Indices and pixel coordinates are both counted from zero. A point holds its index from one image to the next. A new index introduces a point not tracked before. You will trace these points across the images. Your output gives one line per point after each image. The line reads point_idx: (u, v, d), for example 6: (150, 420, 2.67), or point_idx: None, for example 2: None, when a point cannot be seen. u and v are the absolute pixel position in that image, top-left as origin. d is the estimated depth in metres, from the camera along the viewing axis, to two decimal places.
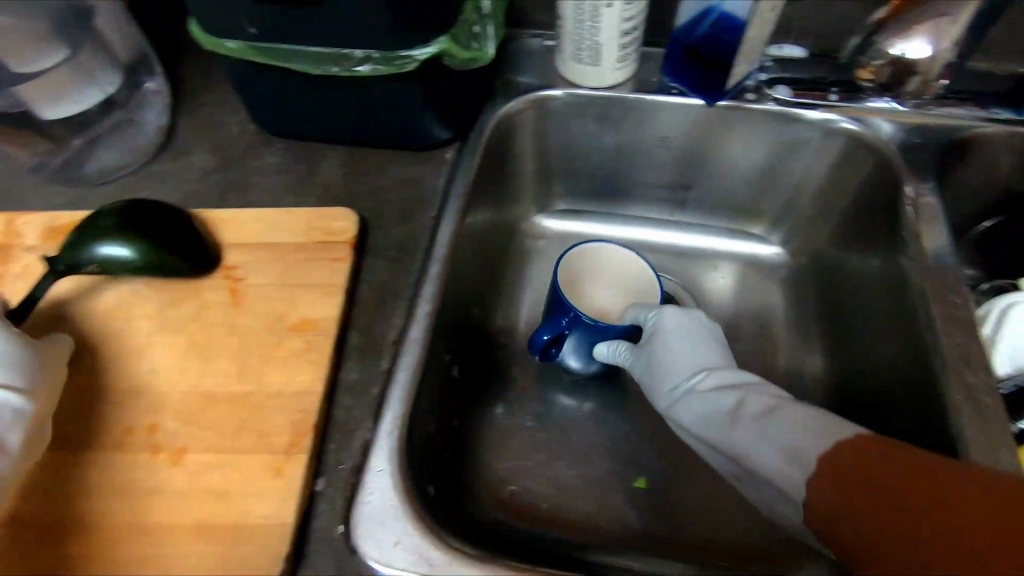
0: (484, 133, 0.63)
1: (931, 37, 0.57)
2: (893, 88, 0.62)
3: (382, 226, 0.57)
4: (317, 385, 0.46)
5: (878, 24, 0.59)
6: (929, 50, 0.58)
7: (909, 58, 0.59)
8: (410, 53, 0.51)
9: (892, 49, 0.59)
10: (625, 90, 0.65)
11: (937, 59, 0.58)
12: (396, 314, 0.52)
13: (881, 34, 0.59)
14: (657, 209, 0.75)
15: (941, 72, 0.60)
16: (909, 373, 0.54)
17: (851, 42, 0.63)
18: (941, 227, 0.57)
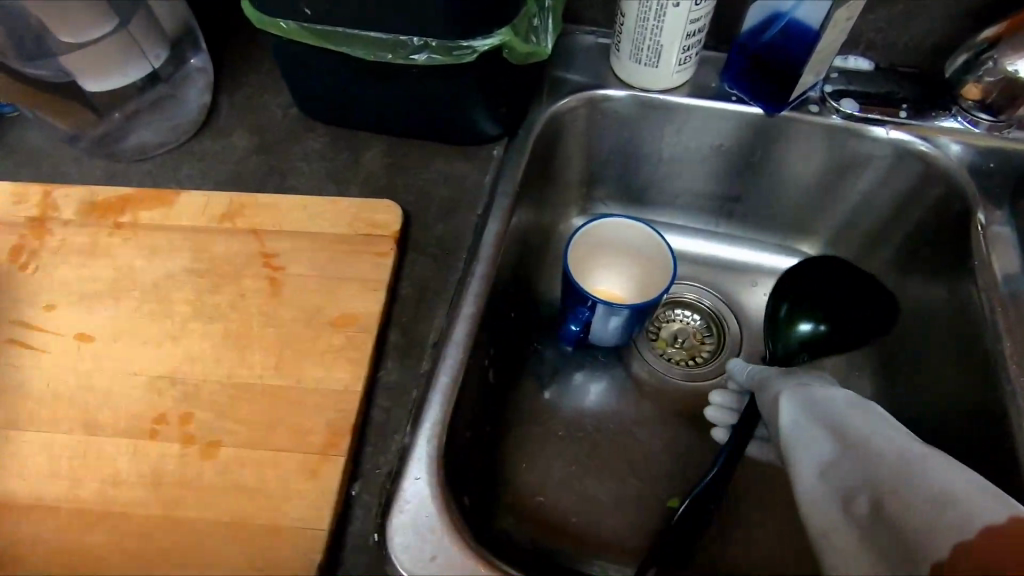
0: (533, 130, 0.61)
1: None
2: (997, 107, 0.58)
3: (426, 222, 0.55)
4: (357, 385, 0.44)
5: (989, 41, 0.55)
6: None
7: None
8: (470, 44, 0.49)
9: (1008, 66, 0.55)
10: (681, 95, 0.63)
11: None
12: (439, 313, 0.50)
13: (994, 52, 0.55)
14: (702, 219, 0.73)
15: None
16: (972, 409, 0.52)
17: (956, 59, 0.58)
18: (1014, 255, 0.54)
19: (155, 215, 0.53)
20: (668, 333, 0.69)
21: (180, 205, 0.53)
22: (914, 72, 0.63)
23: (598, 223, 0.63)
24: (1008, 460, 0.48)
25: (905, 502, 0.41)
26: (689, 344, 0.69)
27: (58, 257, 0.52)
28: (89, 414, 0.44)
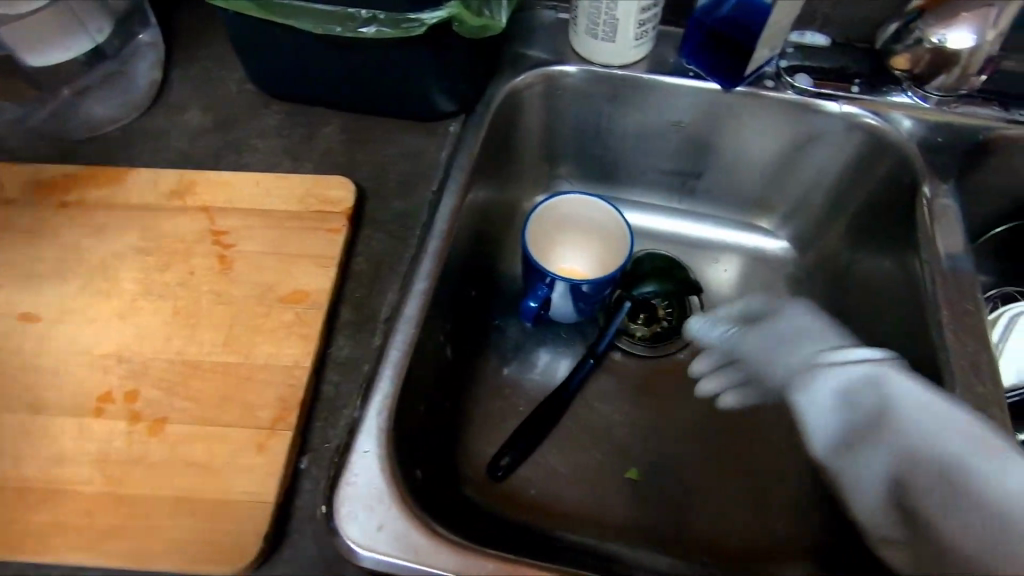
0: (491, 106, 0.60)
1: (975, 26, 0.54)
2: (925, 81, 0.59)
3: (381, 197, 0.55)
4: (306, 360, 0.44)
5: (919, 11, 0.57)
6: (972, 41, 0.54)
7: (949, 49, 0.56)
8: (419, 16, 0.48)
9: (932, 36, 0.56)
10: (641, 70, 0.63)
11: (979, 51, 0.55)
12: (392, 289, 0.50)
13: (921, 21, 0.56)
14: (663, 196, 0.74)
15: (982, 66, 0.57)
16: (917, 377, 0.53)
17: (887, 29, 0.60)
18: (958, 230, 0.54)
19: (104, 193, 0.52)
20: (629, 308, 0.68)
21: (129, 182, 0.53)
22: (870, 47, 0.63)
23: (579, 194, 0.64)
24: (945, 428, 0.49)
25: (933, 478, 0.48)
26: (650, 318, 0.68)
27: (3, 236, 0.51)
28: (36, 393, 0.44)
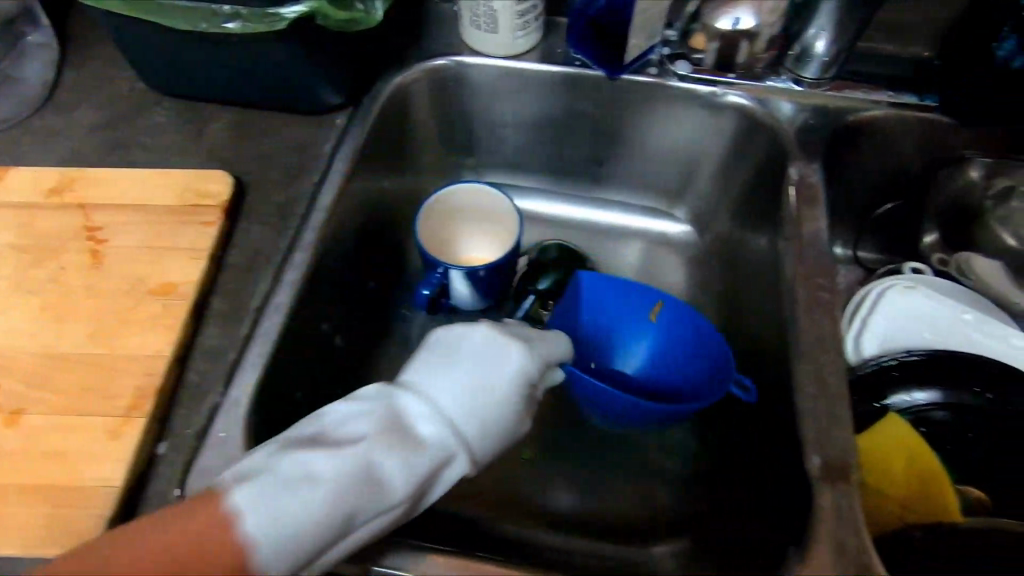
0: (378, 99, 0.62)
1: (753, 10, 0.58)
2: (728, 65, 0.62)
3: (261, 190, 0.56)
4: (167, 349, 0.45)
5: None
6: (753, 22, 0.59)
7: (739, 30, 0.59)
8: (280, 11, 0.49)
9: (721, 21, 0.59)
10: (528, 60, 0.64)
11: (763, 31, 0.59)
12: (263, 279, 0.51)
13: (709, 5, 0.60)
14: (569, 184, 0.74)
15: (768, 45, 0.61)
16: (776, 349, 0.53)
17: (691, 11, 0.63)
18: (820, 208, 0.55)
19: None
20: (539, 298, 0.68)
21: (8, 181, 0.54)
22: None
23: (472, 184, 0.65)
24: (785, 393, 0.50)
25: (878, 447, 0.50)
26: None
27: None
28: None
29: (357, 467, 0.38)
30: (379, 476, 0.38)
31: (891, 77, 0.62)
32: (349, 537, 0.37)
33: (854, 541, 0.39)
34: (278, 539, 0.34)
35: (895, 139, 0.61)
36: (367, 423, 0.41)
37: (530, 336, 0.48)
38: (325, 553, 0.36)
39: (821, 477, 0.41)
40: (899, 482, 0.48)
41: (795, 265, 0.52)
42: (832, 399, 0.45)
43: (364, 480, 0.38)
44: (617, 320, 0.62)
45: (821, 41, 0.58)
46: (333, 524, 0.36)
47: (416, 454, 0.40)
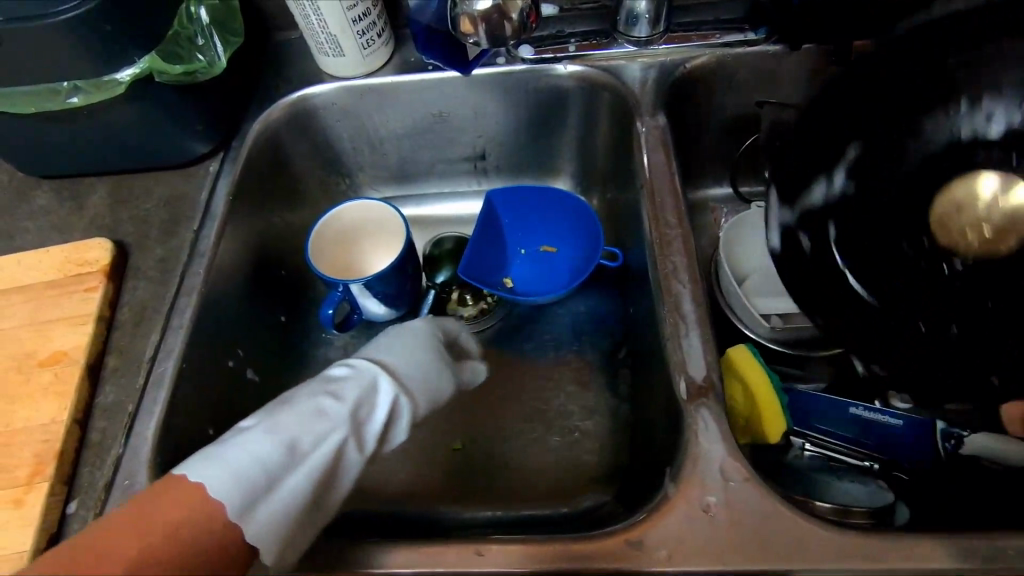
0: (247, 140, 0.64)
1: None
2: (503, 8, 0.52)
3: (144, 247, 0.58)
4: (63, 414, 0.47)
5: None
6: None
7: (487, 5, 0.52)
8: (115, 76, 0.52)
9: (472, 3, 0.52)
10: (383, 74, 0.67)
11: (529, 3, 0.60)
12: (154, 330, 0.53)
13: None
14: (462, 182, 0.78)
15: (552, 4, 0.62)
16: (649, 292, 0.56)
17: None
18: (669, 152, 0.58)
19: None
20: (458, 293, 0.72)
21: None
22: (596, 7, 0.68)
23: (361, 201, 0.67)
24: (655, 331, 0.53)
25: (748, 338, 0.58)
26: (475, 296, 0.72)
27: None
28: None
29: (305, 405, 0.46)
30: (320, 411, 0.46)
31: (720, 22, 0.66)
32: (318, 460, 0.43)
33: (719, 450, 0.42)
34: (247, 461, 0.41)
35: (734, 76, 0.65)
36: (310, 384, 0.49)
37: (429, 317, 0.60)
38: (290, 477, 0.42)
39: (688, 399, 0.44)
40: (737, 407, 0.51)
41: (649, 212, 0.55)
42: (692, 324, 0.48)
43: (317, 408, 0.46)
44: (514, 220, 0.74)
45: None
46: (300, 444, 0.43)
47: (356, 391, 0.49)
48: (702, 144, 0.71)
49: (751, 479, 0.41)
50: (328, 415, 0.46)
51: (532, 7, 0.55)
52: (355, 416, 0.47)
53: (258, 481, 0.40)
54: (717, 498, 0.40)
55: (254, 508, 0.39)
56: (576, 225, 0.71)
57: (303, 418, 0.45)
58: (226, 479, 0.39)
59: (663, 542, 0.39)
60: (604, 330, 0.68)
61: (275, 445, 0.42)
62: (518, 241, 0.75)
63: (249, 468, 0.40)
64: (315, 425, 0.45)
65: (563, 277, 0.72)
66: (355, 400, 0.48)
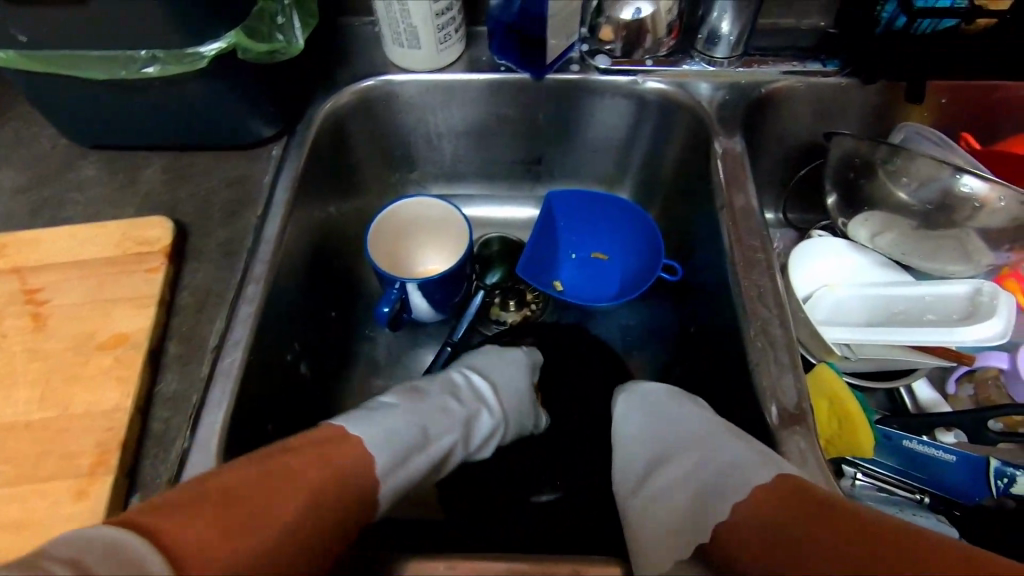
0: (311, 126, 0.62)
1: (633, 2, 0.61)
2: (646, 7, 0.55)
3: (204, 229, 0.56)
4: (126, 401, 0.45)
5: None
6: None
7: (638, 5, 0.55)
8: (198, 50, 0.50)
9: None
10: (454, 71, 0.65)
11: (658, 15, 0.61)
12: (218, 317, 0.50)
13: None
14: (514, 186, 0.77)
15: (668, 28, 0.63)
16: (719, 313, 0.57)
17: None
18: (746, 173, 0.59)
19: None
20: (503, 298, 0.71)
21: None
22: None
23: (423, 199, 0.66)
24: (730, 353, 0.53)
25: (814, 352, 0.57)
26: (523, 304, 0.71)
27: None
28: None
29: (437, 400, 0.51)
30: (447, 411, 0.51)
31: (793, 48, 0.66)
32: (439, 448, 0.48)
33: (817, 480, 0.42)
34: (392, 430, 0.45)
35: (804, 103, 0.65)
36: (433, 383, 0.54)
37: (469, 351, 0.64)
38: (411, 459, 0.45)
39: (779, 424, 0.45)
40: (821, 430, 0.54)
41: (730, 234, 0.55)
42: (780, 351, 0.48)
43: (445, 406, 0.51)
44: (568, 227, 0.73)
45: (725, 22, 0.62)
46: (430, 427, 0.48)
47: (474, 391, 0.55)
48: (762, 167, 0.71)
49: None
50: (453, 420, 0.51)
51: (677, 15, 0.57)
52: (470, 416, 0.53)
53: (397, 452, 0.44)
54: None
55: (391, 471, 0.43)
56: (631, 238, 0.71)
57: (436, 410, 0.50)
58: (375, 439, 0.43)
59: None
60: (656, 346, 0.68)
61: (414, 425, 0.47)
62: (571, 248, 0.74)
63: (391, 435, 0.44)
64: (442, 431, 0.49)
65: (615, 288, 0.72)
66: (473, 412, 0.53)
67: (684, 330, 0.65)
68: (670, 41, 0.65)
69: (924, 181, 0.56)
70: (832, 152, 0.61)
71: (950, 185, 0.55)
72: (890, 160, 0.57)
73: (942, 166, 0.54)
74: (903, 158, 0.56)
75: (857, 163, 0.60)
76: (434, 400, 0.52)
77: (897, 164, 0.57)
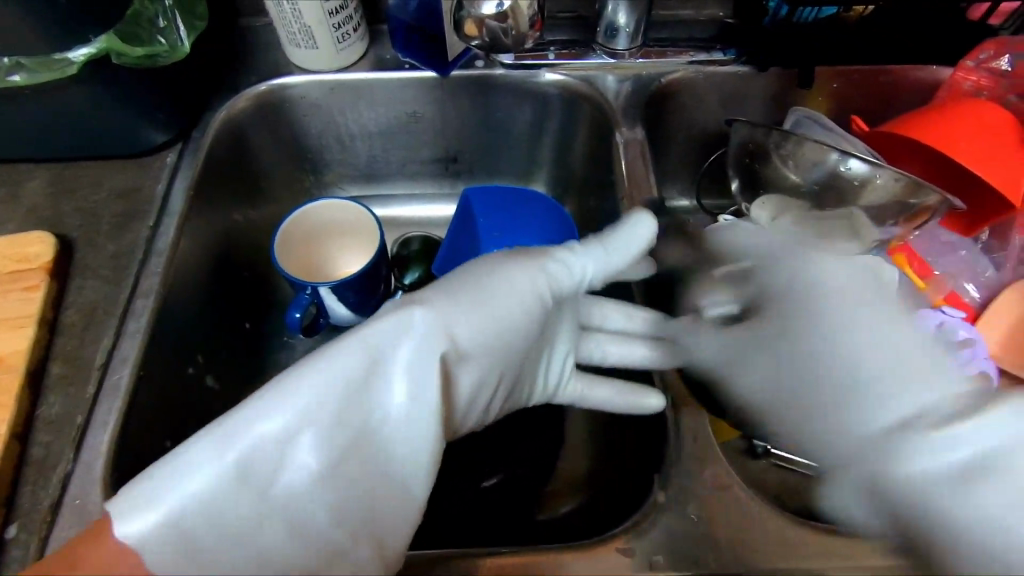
0: (209, 131, 0.60)
1: None
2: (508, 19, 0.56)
3: (92, 243, 0.53)
4: (1, 427, 0.43)
5: None
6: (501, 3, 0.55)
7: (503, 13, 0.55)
8: (66, 55, 0.48)
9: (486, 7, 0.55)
10: (358, 70, 0.65)
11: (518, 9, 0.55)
12: (106, 334, 0.49)
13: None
14: (432, 185, 0.77)
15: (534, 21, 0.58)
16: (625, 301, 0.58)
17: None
18: (646, 162, 0.61)
19: None
20: None
21: None
22: (574, 17, 0.69)
23: (331, 200, 0.65)
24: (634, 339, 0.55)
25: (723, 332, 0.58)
26: None
27: None
28: None
29: (258, 435, 0.37)
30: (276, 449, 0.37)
31: (692, 40, 0.68)
32: (303, 525, 0.38)
33: (706, 460, 0.44)
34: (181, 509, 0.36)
35: (704, 93, 0.67)
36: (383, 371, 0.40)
37: (354, 349, 0.40)
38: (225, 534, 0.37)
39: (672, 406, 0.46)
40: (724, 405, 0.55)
41: None
42: None
43: (269, 439, 0.37)
44: (487, 222, 0.73)
45: (621, 14, 0.62)
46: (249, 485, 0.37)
47: (370, 423, 0.39)
48: (671, 158, 0.73)
49: (734, 485, 0.43)
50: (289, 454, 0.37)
51: (537, 16, 0.58)
52: (317, 441, 0.38)
53: (223, 546, 0.37)
54: (703, 502, 0.42)
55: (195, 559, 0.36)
56: (548, 231, 0.72)
57: (255, 453, 0.37)
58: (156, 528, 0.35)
59: (655, 550, 0.40)
60: None
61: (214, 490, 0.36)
62: (491, 242, 0.75)
63: (202, 535, 0.36)
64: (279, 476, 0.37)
65: None
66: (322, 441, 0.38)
67: None
68: (534, 33, 0.59)
69: (814, 164, 0.58)
70: (733, 139, 0.63)
71: (839, 167, 0.57)
72: (781, 145, 0.59)
73: (828, 150, 0.56)
74: (793, 142, 0.58)
75: (753, 150, 0.62)
76: (255, 429, 0.37)
77: (789, 149, 0.59)
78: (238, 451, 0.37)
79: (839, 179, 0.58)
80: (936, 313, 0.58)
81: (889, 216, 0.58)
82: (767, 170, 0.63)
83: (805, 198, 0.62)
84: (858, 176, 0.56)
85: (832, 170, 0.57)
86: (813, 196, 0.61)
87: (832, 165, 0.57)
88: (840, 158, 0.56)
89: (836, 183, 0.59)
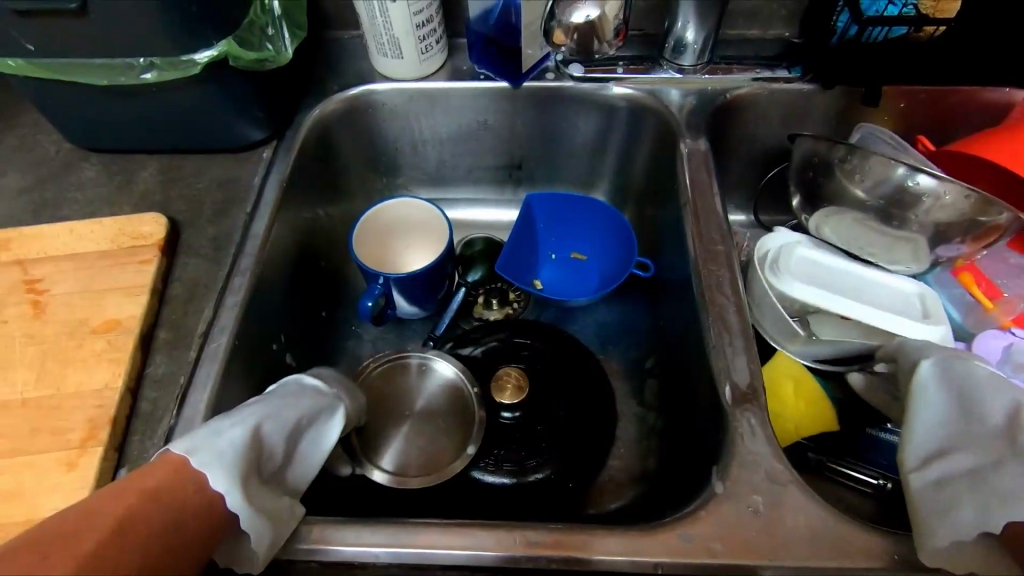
0: (300, 131, 0.66)
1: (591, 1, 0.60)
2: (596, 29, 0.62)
3: (195, 225, 0.59)
4: (117, 381, 0.48)
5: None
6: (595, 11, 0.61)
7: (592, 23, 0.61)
8: (192, 57, 0.53)
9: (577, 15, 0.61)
10: (436, 79, 0.69)
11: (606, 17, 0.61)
12: (206, 306, 0.54)
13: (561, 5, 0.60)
14: (496, 190, 0.81)
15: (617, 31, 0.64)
16: (683, 305, 0.60)
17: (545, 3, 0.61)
18: (710, 172, 0.63)
19: None
20: (484, 297, 0.73)
21: None
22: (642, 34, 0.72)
23: (406, 199, 0.70)
24: (691, 341, 0.56)
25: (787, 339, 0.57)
26: (504, 301, 0.74)
27: None
28: None
29: (263, 410, 0.45)
30: (281, 419, 0.45)
31: (757, 57, 0.70)
32: (281, 509, 0.42)
33: (765, 457, 0.45)
34: (220, 450, 0.40)
35: (768, 108, 0.69)
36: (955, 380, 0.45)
37: (331, 388, 0.51)
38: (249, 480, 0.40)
39: (732, 404, 0.48)
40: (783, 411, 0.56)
41: (693, 228, 0.59)
42: (735, 337, 0.51)
43: (275, 413, 0.45)
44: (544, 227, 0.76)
45: (690, 31, 0.65)
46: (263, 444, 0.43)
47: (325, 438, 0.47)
48: (732, 171, 0.74)
49: (794, 483, 0.44)
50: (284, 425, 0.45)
51: (621, 26, 0.64)
52: (303, 422, 0.46)
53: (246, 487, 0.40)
54: (762, 498, 0.43)
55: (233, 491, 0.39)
56: (606, 238, 0.74)
57: (265, 419, 0.44)
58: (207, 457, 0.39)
59: (713, 536, 0.42)
60: (630, 342, 0.71)
61: (244, 437, 0.41)
62: (549, 247, 0.77)
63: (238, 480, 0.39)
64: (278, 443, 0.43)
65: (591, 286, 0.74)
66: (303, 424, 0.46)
67: (656, 323, 0.68)
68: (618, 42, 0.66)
69: (879, 179, 0.59)
70: (794, 154, 0.64)
71: (906, 182, 0.57)
72: (847, 159, 0.60)
73: (895, 164, 0.57)
74: (859, 156, 0.59)
75: (816, 163, 0.63)
76: (261, 407, 0.45)
77: (854, 163, 0.60)
78: (266, 424, 0.43)
79: (908, 194, 0.58)
80: (1003, 335, 0.59)
81: (957, 233, 0.58)
82: (831, 184, 0.63)
83: (869, 211, 0.62)
84: (928, 191, 0.56)
85: (899, 182, 0.58)
86: (877, 210, 0.61)
87: (901, 179, 0.57)
88: (908, 172, 0.56)
89: (903, 198, 0.59)
